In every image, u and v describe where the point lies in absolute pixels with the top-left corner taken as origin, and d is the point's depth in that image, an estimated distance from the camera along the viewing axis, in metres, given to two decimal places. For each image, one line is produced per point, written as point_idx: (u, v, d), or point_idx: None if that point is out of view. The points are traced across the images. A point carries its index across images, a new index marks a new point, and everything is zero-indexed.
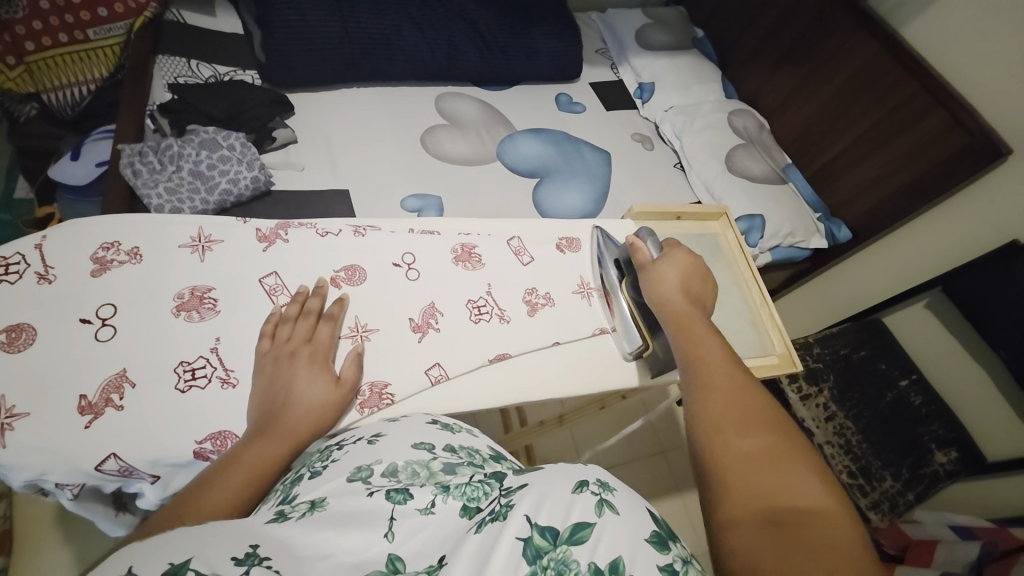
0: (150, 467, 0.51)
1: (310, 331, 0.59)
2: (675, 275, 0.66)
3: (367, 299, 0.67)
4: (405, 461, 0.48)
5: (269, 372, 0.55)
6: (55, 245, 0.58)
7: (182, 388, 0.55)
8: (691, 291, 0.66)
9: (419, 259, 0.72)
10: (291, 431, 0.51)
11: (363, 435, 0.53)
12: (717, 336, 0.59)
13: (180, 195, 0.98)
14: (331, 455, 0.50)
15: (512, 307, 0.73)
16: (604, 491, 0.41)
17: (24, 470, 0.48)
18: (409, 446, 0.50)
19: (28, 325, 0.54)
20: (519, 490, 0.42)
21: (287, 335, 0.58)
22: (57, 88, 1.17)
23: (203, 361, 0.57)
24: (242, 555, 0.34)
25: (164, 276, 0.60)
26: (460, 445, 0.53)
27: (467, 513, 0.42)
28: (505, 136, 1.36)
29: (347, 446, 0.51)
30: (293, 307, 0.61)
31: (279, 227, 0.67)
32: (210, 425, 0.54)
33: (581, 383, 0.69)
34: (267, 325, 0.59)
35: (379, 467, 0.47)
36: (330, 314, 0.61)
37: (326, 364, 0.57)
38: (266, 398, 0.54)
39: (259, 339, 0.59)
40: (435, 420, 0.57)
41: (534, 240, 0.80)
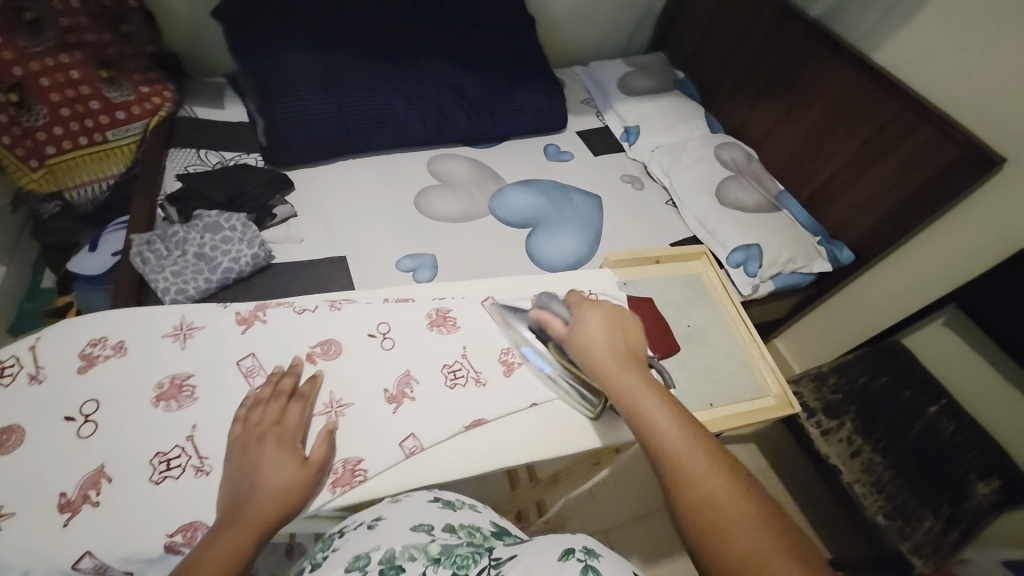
0: (121, 564, 0.52)
1: (280, 413, 0.60)
2: (605, 328, 0.66)
3: (343, 373, 0.68)
4: (403, 545, 0.51)
5: (237, 458, 0.56)
6: (47, 345, 0.61)
7: (156, 480, 0.56)
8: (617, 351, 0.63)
9: (394, 327, 0.73)
10: (256, 519, 0.52)
11: (359, 519, 0.58)
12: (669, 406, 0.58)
13: (185, 276, 1.04)
14: (332, 545, 0.55)
15: (488, 368, 0.73)
16: (589, 556, 0.44)
17: (1, 575, 0.49)
18: (408, 529, 0.53)
19: (16, 427, 0.56)
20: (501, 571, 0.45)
21: (258, 419, 0.59)
22: (78, 185, 1.26)
23: (179, 451, 0.58)
24: None
25: (147, 367, 0.63)
26: (460, 524, 0.56)
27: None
28: (495, 190, 1.42)
29: (350, 532, 0.56)
30: (267, 388, 0.62)
31: (257, 308, 0.70)
32: (180, 516, 0.55)
33: (556, 446, 0.68)
34: (242, 409, 0.60)
35: (376, 554, 0.51)
36: (302, 393, 0.63)
37: (294, 445, 0.58)
38: (236, 485, 0.54)
39: (232, 423, 0.60)
40: (438, 497, 0.61)
41: (507, 299, 0.81)
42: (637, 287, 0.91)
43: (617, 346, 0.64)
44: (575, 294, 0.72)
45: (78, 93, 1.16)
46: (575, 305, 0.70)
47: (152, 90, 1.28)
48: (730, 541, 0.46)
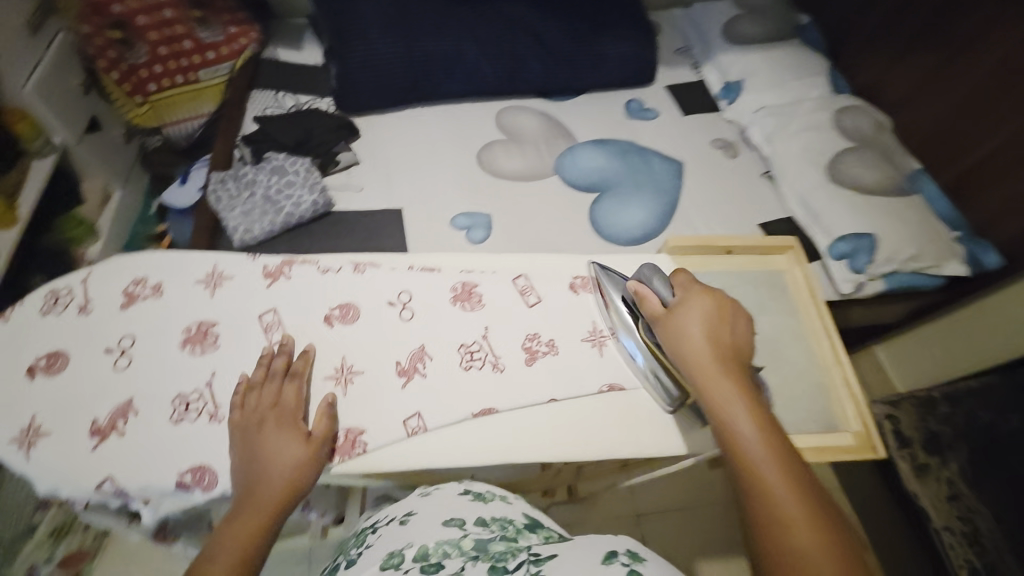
0: (138, 492, 0.55)
1: (276, 395, 0.59)
2: (707, 319, 0.59)
3: (359, 339, 0.65)
4: (436, 542, 0.49)
5: (239, 442, 0.56)
6: (96, 281, 0.66)
7: (174, 419, 0.58)
8: (714, 348, 0.57)
9: (415, 297, 0.69)
10: (256, 507, 0.53)
11: (389, 514, 0.56)
12: (762, 421, 0.53)
13: (253, 218, 1.09)
14: (364, 541, 0.55)
15: (509, 353, 0.67)
16: (634, 562, 0.40)
17: (38, 484, 0.54)
18: (439, 524, 0.51)
19: (64, 353, 0.61)
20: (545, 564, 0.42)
21: (252, 406, 0.58)
22: (177, 122, 1.31)
23: (198, 395, 0.60)
24: None
25: (180, 310, 0.65)
26: (492, 517, 0.53)
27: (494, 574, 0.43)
28: (565, 149, 1.29)
29: (381, 527, 0.55)
30: (259, 372, 0.60)
31: (284, 263, 0.69)
32: (192, 457, 0.57)
33: (572, 448, 0.62)
34: (237, 392, 0.59)
35: (409, 552, 0.49)
36: (296, 372, 0.61)
37: (294, 425, 0.57)
38: (242, 468, 0.55)
39: (229, 407, 0.59)
40: (467, 490, 0.57)
41: (542, 278, 0.73)
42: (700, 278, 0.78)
43: (715, 341, 0.58)
44: (684, 275, 0.64)
45: (173, 32, 1.21)
46: (684, 287, 0.62)
47: (240, 31, 1.29)
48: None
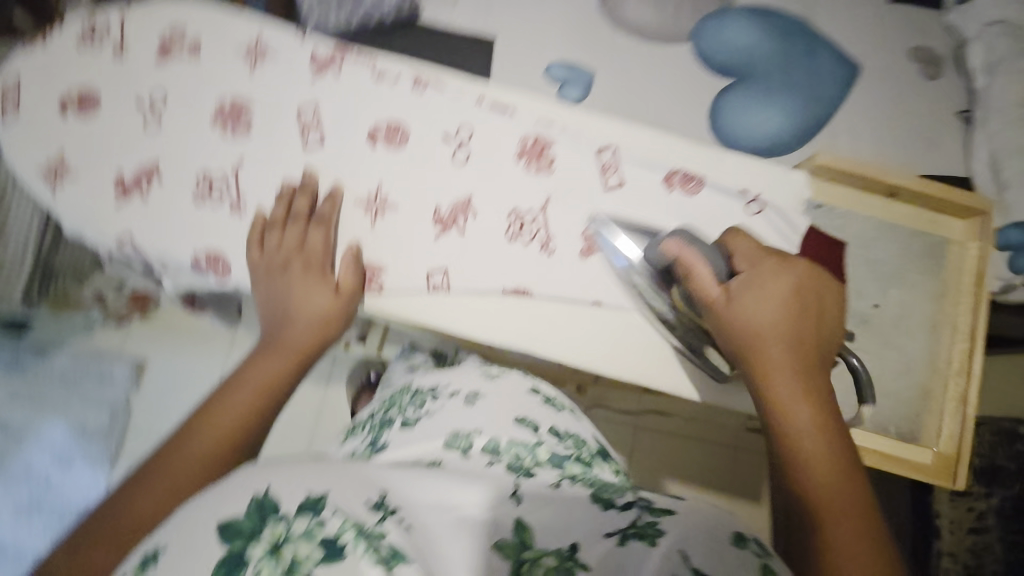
0: (155, 258, 0.54)
1: (300, 238, 0.53)
2: (769, 299, 0.45)
3: (400, 169, 0.56)
4: (509, 441, 0.46)
5: (263, 284, 0.52)
6: (134, 19, 0.57)
7: (196, 197, 0.54)
8: (780, 330, 0.44)
9: (477, 138, 0.56)
10: (291, 346, 0.51)
11: (447, 387, 0.56)
12: (828, 427, 0.40)
13: None
14: (422, 406, 0.54)
15: (564, 236, 0.56)
16: (768, 556, 0.31)
17: (66, 220, 0.54)
18: (513, 421, 0.49)
19: (97, 96, 0.55)
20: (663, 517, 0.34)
21: (277, 243, 0.53)
22: None
23: (222, 178, 0.54)
24: (374, 501, 0.31)
25: (216, 78, 0.56)
26: (564, 430, 0.52)
27: (602, 506, 0.35)
28: None
29: (439, 398, 0.54)
30: (280, 208, 0.54)
31: (336, 53, 0.57)
32: (205, 240, 0.54)
33: (604, 360, 0.54)
34: (255, 232, 0.53)
35: (480, 441, 0.46)
36: (321, 216, 0.54)
37: (320, 273, 0.53)
38: (271, 309, 0.53)
39: (248, 243, 0.53)
40: (536, 388, 0.57)
41: (634, 158, 0.57)
42: (835, 217, 0.59)
43: (786, 321, 0.44)
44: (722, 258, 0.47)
45: None
46: (754, 253, 0.48)
47: None
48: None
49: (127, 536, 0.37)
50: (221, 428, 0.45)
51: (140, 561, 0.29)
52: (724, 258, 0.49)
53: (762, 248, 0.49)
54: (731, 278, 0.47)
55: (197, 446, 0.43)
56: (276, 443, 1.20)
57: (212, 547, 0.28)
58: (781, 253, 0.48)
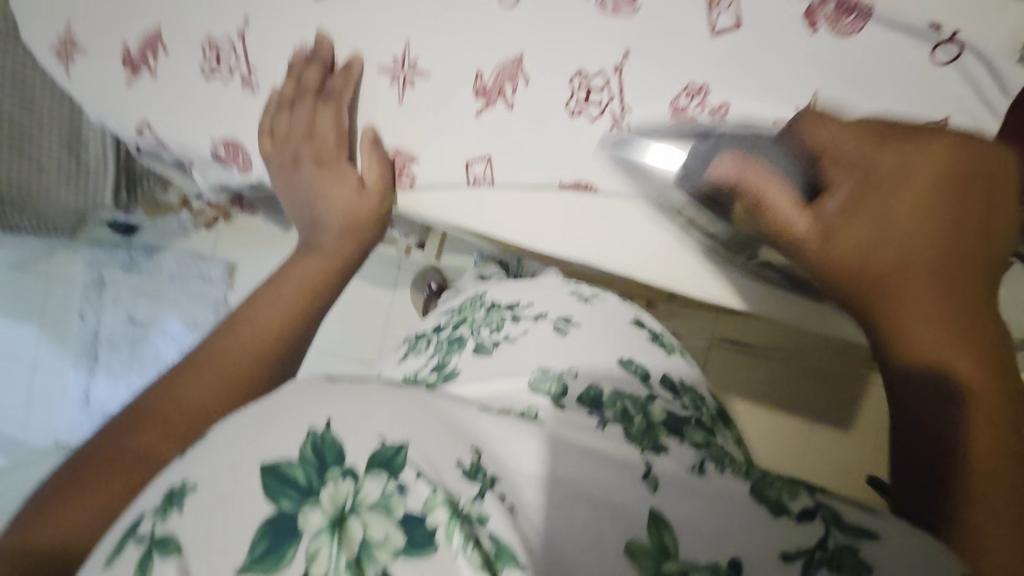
0: (178, 149, 0.49)
1: (310, 121, 0.45)
2: (909, 205, 0.33)
3: (432, 20, 0.43)
4: (614, 389, 0.39)
5: (284, 181, 0.47)
6: None
7: (205, 72, 0.47)
8: (916, 256, 0.32)
9: None
10: (336, 248, 0.46)
11: (532, 308, 0.50)
12: (1010, 391, 0.28)
13: None
14: (501, 328, 0.48)
15: (646, 106, 0.41)
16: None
17: (88, 108, 0.50)
18: (620, 366, 0.42)
19: None
20: (863, 540, 0.26)
21: (285, 132, 0.46)
22: None
23: (229, 47, 0.46)
24: (471, 466, 0.27)
25: None
26: (681, 381, 0.44)
27: (771, 510, 0.27)
28: None
29: (521, 320, 0.48)
30: (289, 84, 0.45)
31: None
32: (224, 126, 0.47)
33: (665, 269, 0.43)
34: (264, 119, 0.46)
35: (576, 385, 0.39)
36: (332, 91, 0.45)
37: (340, 163, 0.46)
38: (300, 210, 0.47)
39: (259, 134, 0.47)
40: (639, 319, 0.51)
41: None
42: None
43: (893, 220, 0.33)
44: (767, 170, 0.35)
45: None
46: (860, 144, 0.35)
47: None
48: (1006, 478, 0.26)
49: (188, 428, 0.33)
50: (264, 329, 0.40)
51: (162, 495, 0.25)
52: (807, 163, 0.36)
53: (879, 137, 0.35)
54: (822, 192, 0.35)
55: (249, 341, 0.39)
56: (352, 338, 1.28)
57: (256, 489, 0.24)
58: (911, 142, 0.34)
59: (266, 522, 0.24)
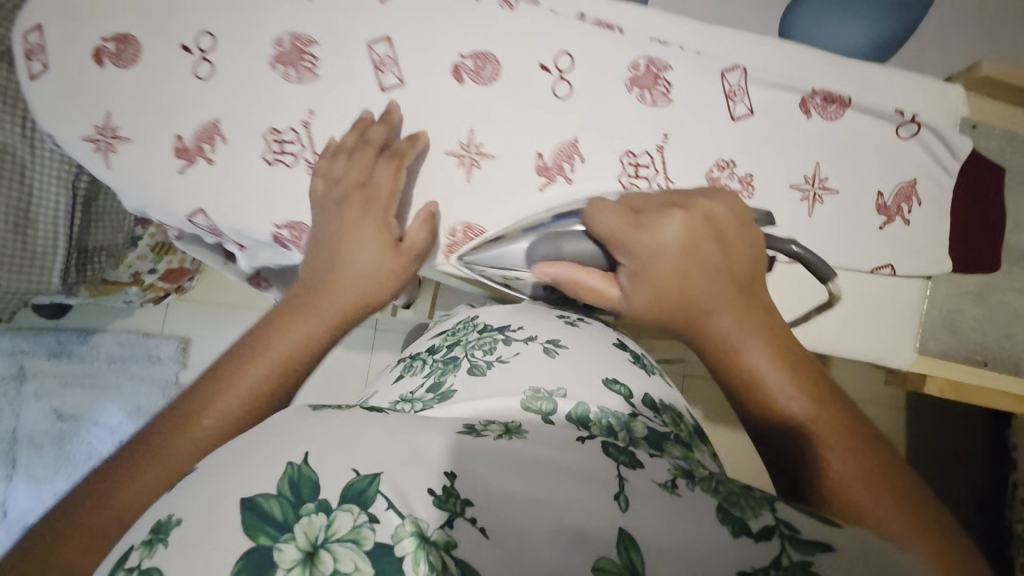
0: (234, 234, 0.48)
1: (368, 171, 0.45)
2: (674, 242, 0.40)
3: (494, 109, 0.48)
4: (598, 409, 0.38)
5: (319, 220, 0.45)
6: None
7: (268, 159, 0.48)
8: (689, 294, 0.39)
9: (579, 65, 0.48)
10: (337, 307, 0.41)
11: (523, 329, 0.47)
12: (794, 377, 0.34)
13: None
14: (494, 350, 0.45)
15: (687, 178, 0.48)
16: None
17: (128, 198, 0.48)
18: (599, 382, 0.42)
19: (133, 38, 0.47)
20: (818, 552, 0.22)
21: (341, 173, 0.45)
22: None
23: (293, 136, 0.48)
24: (440, 492, 0.24)
25: (266, 11, 0.47)
26: (662, 401, 0.44)
27: (731, 529, 0.23)
28: None
29: (515, 342, 0.46)
30: (351, 135, 0.47)
31: None
32: (287, 210, 0.48)
33: None
34: (321, 160, 0.46)
35: (563, 404, 0.38)
36: (397, 149, 0.46)
37: (386, 217, 0.45)
38: (314, 256, 0.43)
39: (310, 176, 0.47)
40: (620, 340, 0.49)
41: (768, 78, 0.48)
42: (995, 139, 0.51)
43: (669, 272, 0.39)
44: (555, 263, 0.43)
45: None
46: (617, 226, 0.40)
47: None
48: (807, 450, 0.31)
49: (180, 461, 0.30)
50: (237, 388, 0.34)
51: (151, 529, 0.23)
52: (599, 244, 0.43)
53: (634, 208, 0.42)
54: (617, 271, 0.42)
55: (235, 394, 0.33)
56: None
57: (236, 525, 0.21)
58: (654, 216, 0.40)
59: (242, 556, 0.21)
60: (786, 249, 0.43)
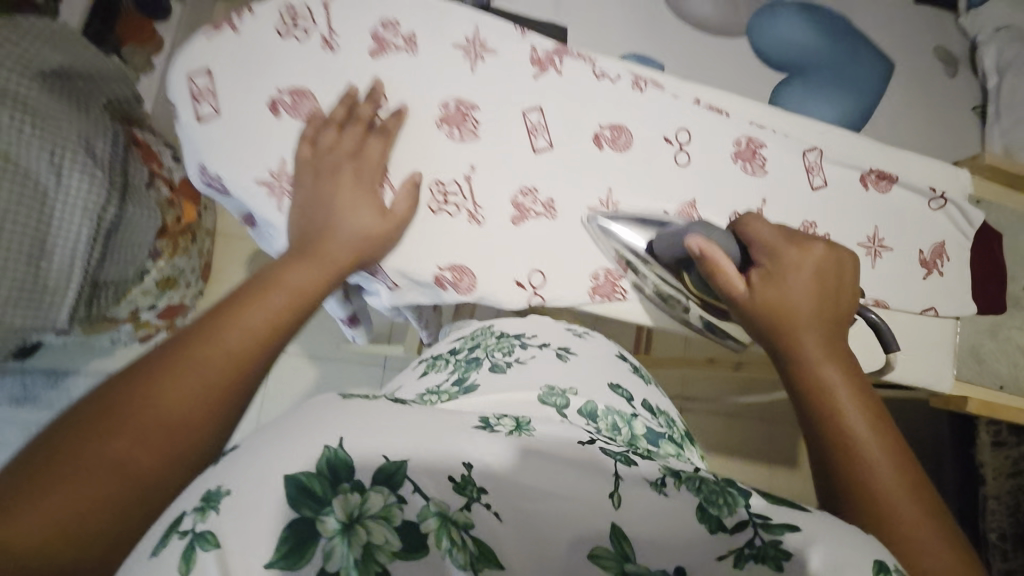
0: (394, 275, 0.52)
1: (358, 145, 0.49)
2: (803, 265, 0.46)
3: (628, 173, 0.56)
4: (604, 407, 0.45)
5: (306, 186, 0.48)
6: (340, 8, 0.52)
7: (433, 208, 0.52)
8: (805, 306, 0.44)
9: (695, 140, 0.57)
10: (329, 257, 0.46)
11: (537, 338, 0.55)
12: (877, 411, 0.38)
13: None
14: (512, 352, 0.52)
15: None
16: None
17: None
18: (606, 386, 0.49)
19: (309, 92, 0.51)
20: (786, 532, 0.25)
21: (330, 145, 0.49)
22: None
23: (456, 188, 0.53)
24: (459, 479, 0.27)
25: (435, 78, 0.53)
26: (658, 406, 0.52)
27: (709, 526, 0.26)
28: (765, 3, 0.85)
29: (530, 348, 0.53)
30: (340, 109, 0.50)
31: (555, 52, 0.56)
32: (449, 254, 0.52)
33: None
34: (308, 129, 0.49)
35: (575, 402, 0.45)
36: (384, 128, 0.50)
37: (370, 188, 0.50)
38: (304, 210, 0.48)
39: (298, 143, 0.50)
40: (626, 358, 0.57)
41: (836, 159, 0.61)
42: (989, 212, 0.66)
43: (804, 285, 0.45)
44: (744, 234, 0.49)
45: None
46: (774, 242, 0.47)
47: None
48: (870, 460, 0.35)
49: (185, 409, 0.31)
50: (230, 345, 0.35)
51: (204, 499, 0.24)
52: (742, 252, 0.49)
53: (786, 235, 0.48)
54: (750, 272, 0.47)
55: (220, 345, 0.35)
56: None
57: (282, 499, 0.24)
58: (802, 243, 0.47)
59: (284, 527, 0.23)
60: (866, 316, 0.51)
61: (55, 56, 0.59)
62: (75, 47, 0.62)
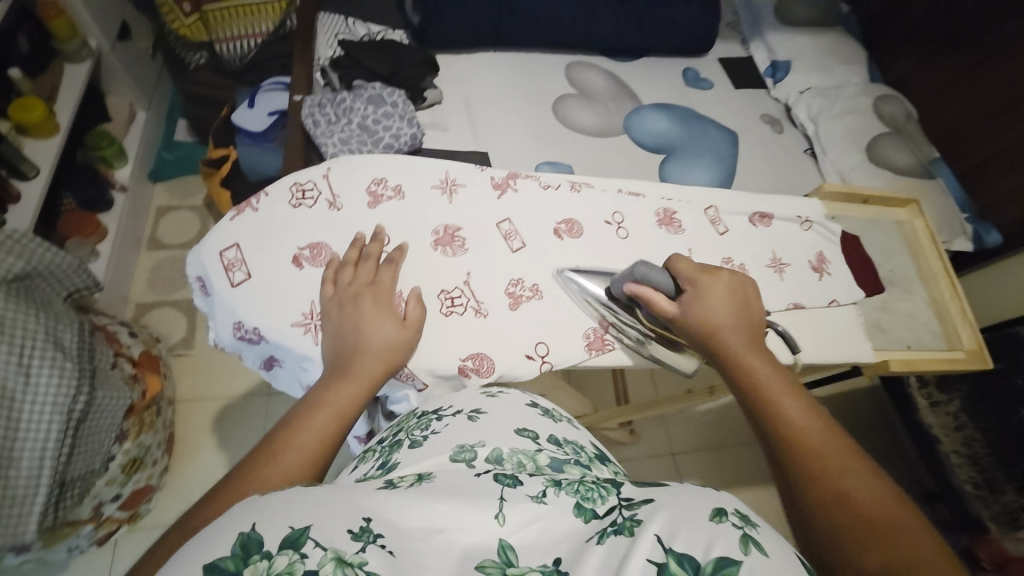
0: (423, 375, 0.60)
1: (372, 274, 0.60)
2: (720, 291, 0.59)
3: (587, 252, 0.71)
4: (510, 449, 0.43)
5: (334, 318, 0.56)
6: (338, 176, 0.66)
7: (445, 312, 0.63)
8: (729, 323, 0.57)
9: (627, 218, 0.75)
10: (364, 372, 0.53)
11: (454, 407, 0.53)
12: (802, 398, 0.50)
13: (351, 147, 0.89)
14: (430, 426, 0.49)
15: None
16: (749, 526, 0.32)
17: None
18: (512, 431, 0.46)
19: (325, 245, 0.62)
20: (641, 504, 0.34)
21: (350, 280, 0.59)
22: (230, 38, 1.29)
23: (460, 292, 0.64)
24: (357, 529, 0.31)
25: (424, 212, 0.67)
26: (565, 438, 0.48)
27: (583, 516, 0.35)
28: (630, 110, 1.13)
29: (448, 417, 0.50)
30: (352, 251, 0.61)
31: (509, 176, 0.72)
32: (467, 346, 0.62)
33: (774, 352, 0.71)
34: (328, 271, 0.59)
35: (483, 450, 0.43)
36: (391, 258, 0.61)
37: (389, 305, 0.58)
38: (337, 337, 0.55)
39: (321, 284, 0.59)
40: (536, 403, 0.53)
41: (728, 210, 0.81)
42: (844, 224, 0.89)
43: (724, 309, 0.58)
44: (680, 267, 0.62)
45: None
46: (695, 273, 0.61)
47: None
48: (805, 437, 0.46)
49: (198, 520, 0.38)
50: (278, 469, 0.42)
51: None
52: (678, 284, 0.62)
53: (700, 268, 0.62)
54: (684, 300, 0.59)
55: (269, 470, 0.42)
56: None
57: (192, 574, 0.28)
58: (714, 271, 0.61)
59: None
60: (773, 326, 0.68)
61: (17, 261, 0.73)
62: (36, 251, 0.77)
